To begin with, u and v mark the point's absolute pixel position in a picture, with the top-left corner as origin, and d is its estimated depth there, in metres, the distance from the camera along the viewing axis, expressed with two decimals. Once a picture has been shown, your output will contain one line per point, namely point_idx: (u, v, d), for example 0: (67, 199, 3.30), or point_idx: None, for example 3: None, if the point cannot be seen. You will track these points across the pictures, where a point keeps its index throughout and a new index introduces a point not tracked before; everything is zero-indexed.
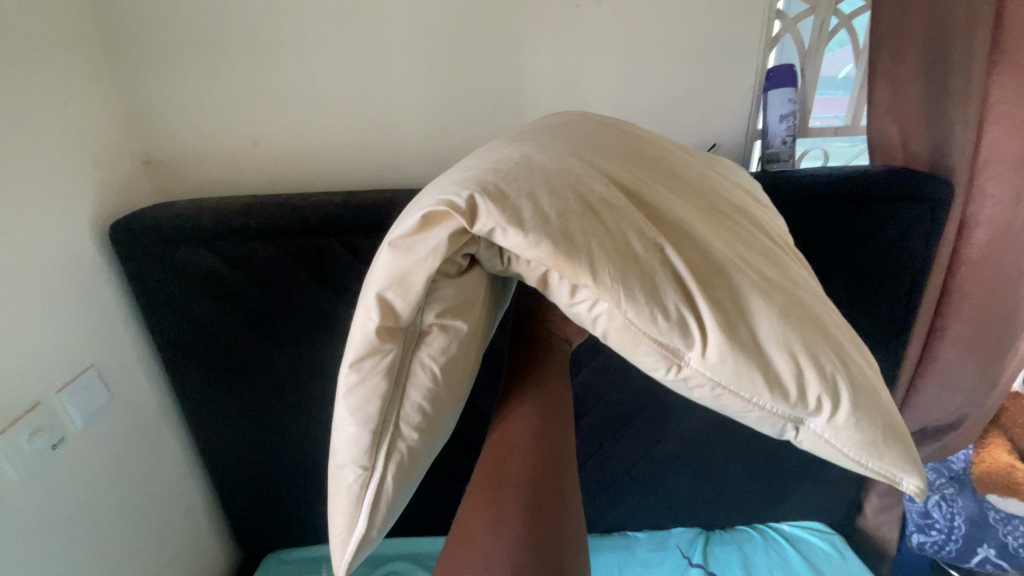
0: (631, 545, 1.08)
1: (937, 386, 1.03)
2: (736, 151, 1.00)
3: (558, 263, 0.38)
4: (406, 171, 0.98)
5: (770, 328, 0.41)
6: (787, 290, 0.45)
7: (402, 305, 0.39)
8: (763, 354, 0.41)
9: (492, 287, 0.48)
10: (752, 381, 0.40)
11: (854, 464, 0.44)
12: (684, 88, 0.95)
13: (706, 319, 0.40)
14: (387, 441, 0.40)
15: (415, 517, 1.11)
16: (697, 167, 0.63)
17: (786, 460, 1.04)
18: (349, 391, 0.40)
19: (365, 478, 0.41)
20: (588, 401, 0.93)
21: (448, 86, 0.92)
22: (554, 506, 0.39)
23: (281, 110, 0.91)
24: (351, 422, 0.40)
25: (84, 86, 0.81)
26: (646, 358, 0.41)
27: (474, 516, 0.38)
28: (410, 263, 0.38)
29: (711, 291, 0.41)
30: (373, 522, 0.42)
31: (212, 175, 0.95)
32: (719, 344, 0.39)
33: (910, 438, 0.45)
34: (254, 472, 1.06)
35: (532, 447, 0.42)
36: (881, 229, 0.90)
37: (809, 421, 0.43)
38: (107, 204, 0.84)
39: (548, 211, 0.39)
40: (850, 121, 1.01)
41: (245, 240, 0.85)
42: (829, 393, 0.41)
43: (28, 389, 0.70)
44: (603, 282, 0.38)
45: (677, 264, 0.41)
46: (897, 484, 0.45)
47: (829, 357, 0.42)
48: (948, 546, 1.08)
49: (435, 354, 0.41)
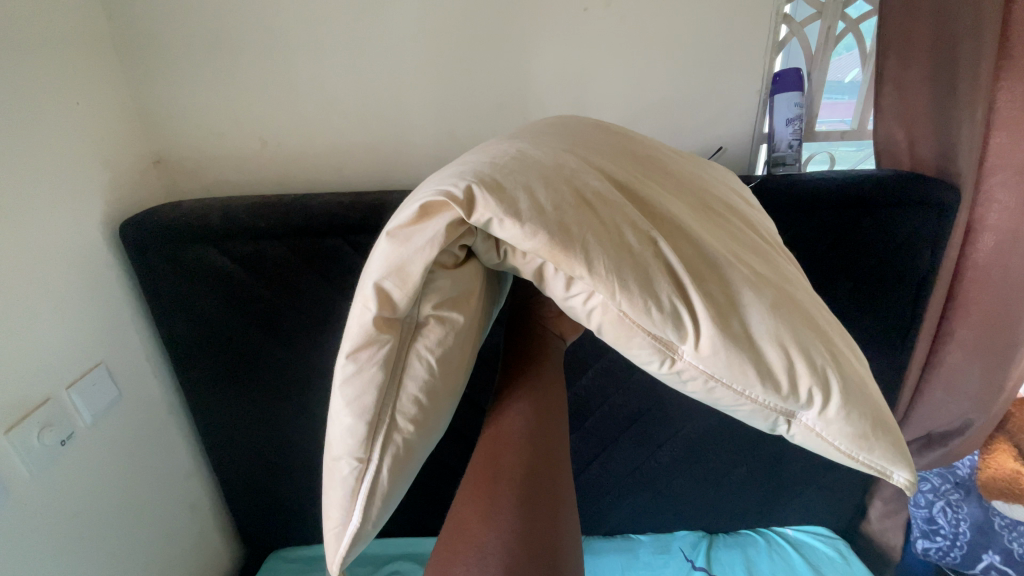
0: (634, 548, 1.08)
1: (943, 391, 1.03)
2: (741, 155, 1.00)
3: (554, 254, 0.38)
4: (413, 172, 0.98)
5: (761, 322, 0.41)
6: (777, 285, 0.46)
7: (400, 295, 0.39)
8: (755, 347, 0.41)
9: (488, 281, 0.49)
10: (743, 373, 0.40)
11: (845, 457, 0.44)
12: (690, 91, 0.95)
13: (698, 311, 0.40)
14: (383, 432, 0.40)
15: (419, 517, 1.12)
16: (689, 167, 0.63)
17: (790, 464, 1.03)
18: (346, 381, 0.40)
19: (360, 470, 0.41)
20: (592, 402, 0.94)
21: (455, 87, 0.92)
22: (547, 495, 0.39)
23: (290, 111, 0.92)
24: (347, 413, 0.40)
25: (96, 87, 0.82)
26: (640, 352, 0.42)
27: (470, 507, 0.39)
28: (407, 253, 0.39)
29: (703, 284, 0.41)
30: (367, 515, 0.42)
31: (221, 174, 0.96)
32: (711, 336, 0.40)
33: (898, 431, 0.45)
34: (257, 471, 1.07)
35: (526, 441, 0.43)
36: (887, 233, 0.90)
37: (800, 414, 0.43)
38: (118, 203, 0.85)
39: (544, 204, 0.39)
40: (856, 125, 1.01)
41: (251, 238, 0.86)
42: (820, 385, 0.41)
43: (39, 385, 0.71)
44: (598, 275, 0.38)
45: (670, 257, 0.41)
46: (888, 478, 0.45)
47: (820, 350, 0.42)
48: (953, 552, 1.08)
49: (432, 345, 0.41)
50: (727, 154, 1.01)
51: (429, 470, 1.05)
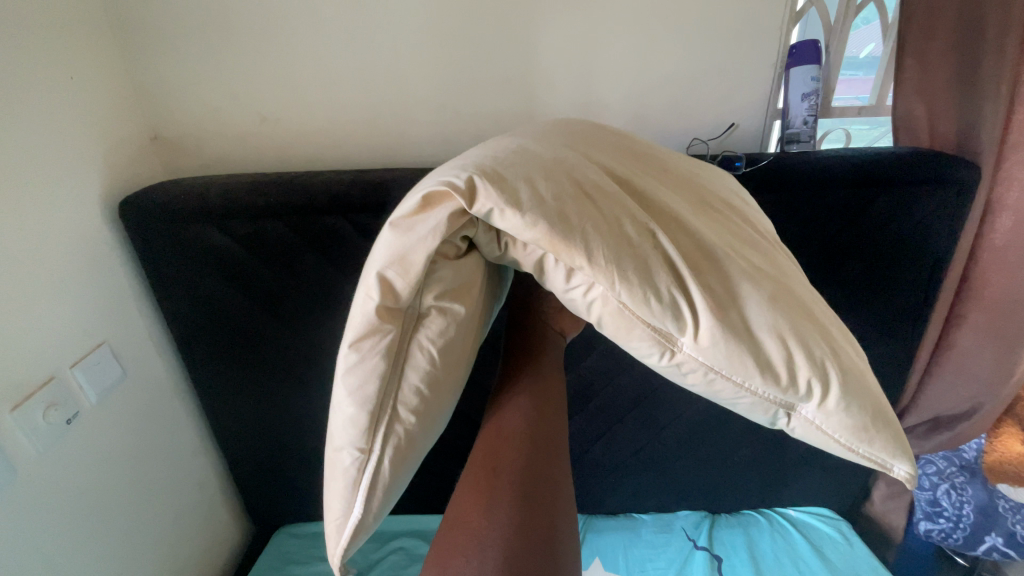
0: (637, 527, 1.08)
1: (952, 374, 1.01)
2: (754, 132, 0.97)
3: (555, 245, 0.37)
4: (416, 151, 0.96)
5: (760, 313, 0.40)
6: (776, 278, 0.44)
7: (402, 285, 0.38)
8: (754, 340, 0.39)
9: (490, 274, 0.47)
10: (743, 365, 0.39)
11: (845, 449, 0.42)
12: (703, 65, 0.91)
13: (698, 303, 0.39)
14: (384, 424, 0.40)
15: (423, 495, 1.13)
16: (688, 166, 0.62)
17: (794, 446, 1.03)
18: (348, 370, 0.39)
19: (362, 461, 0.40)
20: (597, 384, 0.93)
21: (458, 62, 0.89)
22: (544, 492, 0.38)
23: (290, 86, 0.90)
24: (349, 403, 0.39)
25: (90, 60, 0.79)
26: (639, 345, 0.40)
27: (468, 503, 0.38)
28: (410, 242, 0.37)
29: (702, 276, 0.40)
30: (369, 507, 0.41)
31: (220, 152, 0.94)
32: (710, 328, 0.38)
33: (897, 422, 0.44)
34: (262, 452, 1.08)
35: (524, 437, 0.42)
36: (903, 213, 0.87)
37: (800, 406, 0.41)
38: (116, 181, 0.84)
39: (544, 194, 0.38)
40: (874, 101, 0.97)
41: (254, 218, 0.85)
42: (819, 376, 0.40)
43: (43, 365, 0.71)
44: (597, 266, 0.37)
45: (669, 249, 0.40)
46: (887, 471, 0.43)
47: (818, 342, 0.41)
48: (955, 534, 1.08)
49: (434, 336, 0.40)
50: (739, 131, 0.98)
51: (433, 451, 1.06)
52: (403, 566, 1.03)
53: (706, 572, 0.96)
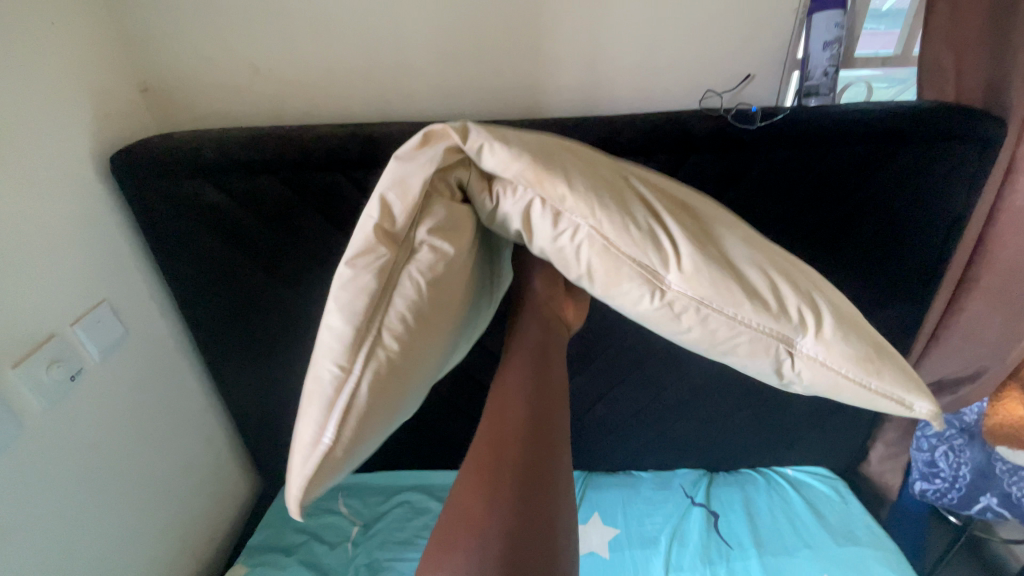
0: (636, 485, 1.09)
1: (959, 338, 0.99)
2: (771, 85, 0.92)
3: (539, 176, 0.40)
4: (415, 104, 0.92)
5: (740, 253, 0.43)
6: (751, 237, 0.47)
7: (400, 207, 0.39)
8: (734, 270, 0.41)
9: (483, 245, 0.48)
10: (728, 291, 0.39)
11: (855, 387, 0.40)
12: (719, 12, 0.86)
13: (677, 238, 0.41)
14: (367, 342, 0.37)
15: (426, 452, 1.15)
16: None
17: (794, 407, 1.03)
18: (338, 286, 0.38)
19: (339, 383, 0.37)
20: (598, 346, 0.93)
21: (458, 8, 0.84)
22: (543, 449, 0.37)
23: (282, 34, 0.85)
24: (333, 317, 0.38)
25: (71, 4, 0.75)
26: (624, 295, 0.41)
27: (471, 475, 0.36)
28: (410, 168, 0.39)
29: (680, 220, 0.43)
30: (338, 441, 0.36)
31: (212, 105, 0.90)
32: (692, 257, 0.40)
33: (903, 361, 0.42)
34: (267, 413, 1.10)
35: (528, 398, 0.41)
36: (921, 172, 0.84)
37: (799, 342, 0.40)
38: (106, 135, 0.81)
39: (530, 142, 0.42)
40: (900, 51, 0.91)
41: (250, 174, 0.83)
42: (806, 306, 0.41)
43: (42, 321, 0.71)
44: (581, 202, 0.40)
45: (649, 203, 0.44)
46: (908, 411, 0.40)
47: (800, 281, 0.43)
48: (950, 493, 1.10)
49: (425, 268, 0.39)
50: (755, 83, 0.93)
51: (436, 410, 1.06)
52: (406, 518, 1.06)
53: (703, 529, 0.98)
